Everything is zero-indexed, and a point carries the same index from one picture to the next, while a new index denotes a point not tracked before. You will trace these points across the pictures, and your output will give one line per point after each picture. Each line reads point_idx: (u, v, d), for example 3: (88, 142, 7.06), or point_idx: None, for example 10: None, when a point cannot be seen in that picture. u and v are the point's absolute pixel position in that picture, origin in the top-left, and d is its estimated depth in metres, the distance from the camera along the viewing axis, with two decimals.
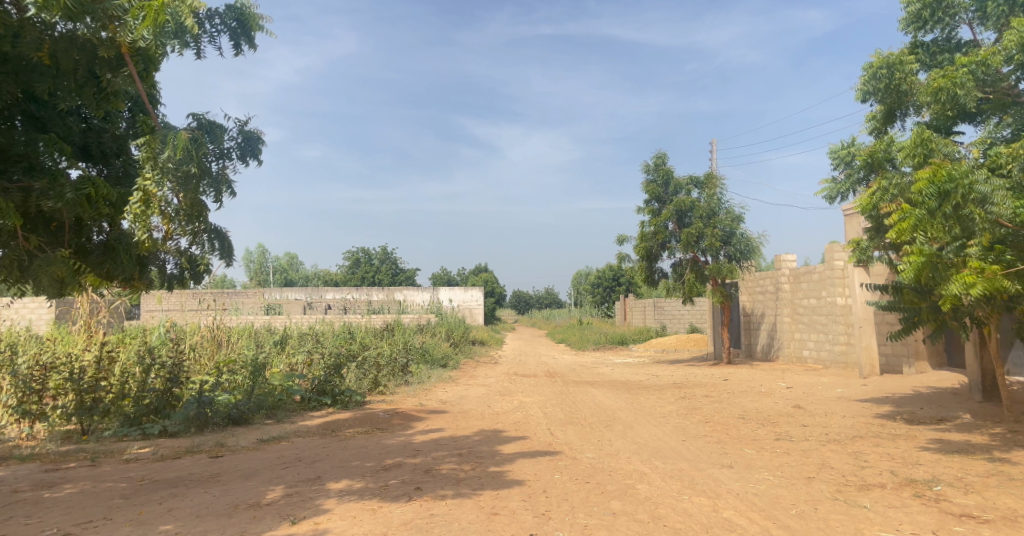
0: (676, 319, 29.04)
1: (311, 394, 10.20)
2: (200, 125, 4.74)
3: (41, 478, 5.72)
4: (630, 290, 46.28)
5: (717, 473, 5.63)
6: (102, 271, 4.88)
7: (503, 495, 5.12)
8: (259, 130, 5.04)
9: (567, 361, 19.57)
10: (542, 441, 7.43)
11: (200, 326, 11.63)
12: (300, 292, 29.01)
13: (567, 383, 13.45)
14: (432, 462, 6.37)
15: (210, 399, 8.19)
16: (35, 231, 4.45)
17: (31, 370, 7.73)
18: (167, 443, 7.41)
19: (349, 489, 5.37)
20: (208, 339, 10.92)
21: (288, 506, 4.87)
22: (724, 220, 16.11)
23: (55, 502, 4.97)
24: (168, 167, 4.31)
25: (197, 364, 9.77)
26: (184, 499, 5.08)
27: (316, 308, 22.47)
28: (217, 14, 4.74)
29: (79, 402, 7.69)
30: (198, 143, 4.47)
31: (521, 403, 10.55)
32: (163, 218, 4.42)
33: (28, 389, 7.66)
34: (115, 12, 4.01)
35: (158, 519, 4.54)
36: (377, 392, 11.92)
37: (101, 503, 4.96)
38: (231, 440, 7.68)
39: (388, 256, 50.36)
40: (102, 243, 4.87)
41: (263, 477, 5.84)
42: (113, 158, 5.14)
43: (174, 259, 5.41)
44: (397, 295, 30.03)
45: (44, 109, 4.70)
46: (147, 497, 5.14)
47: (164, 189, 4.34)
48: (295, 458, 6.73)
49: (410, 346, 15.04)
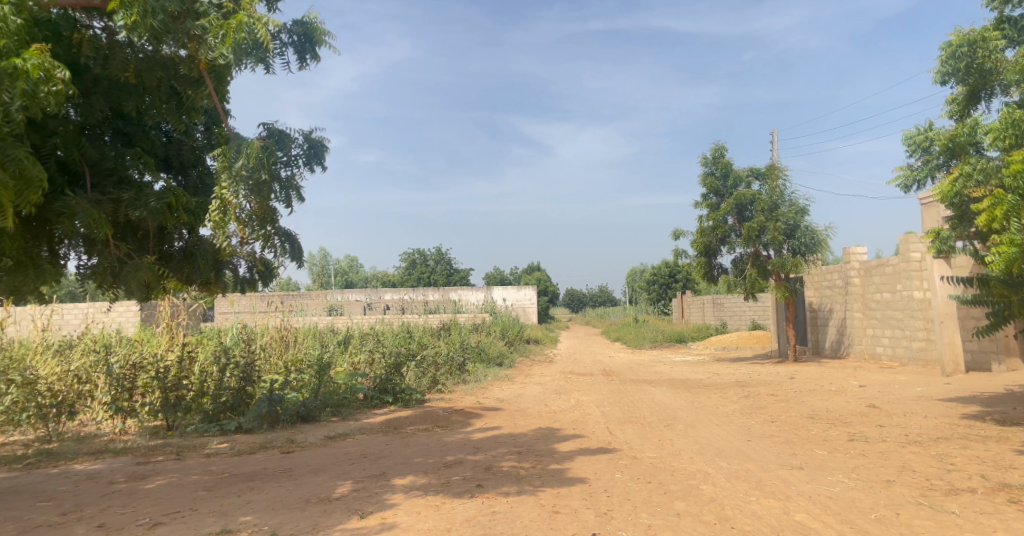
0: (737, 316, 28.28)
1: (373, 392, 10.50)
2: (271, 133, 4.93)
3: (134, 470, 6.12)
4: (688, 287, 45.30)
5: (787, 475, 5.44)
6: (182, 276, 5.30)
7: (564, 493, 5.11)
8: (324, 137, 5.22)
9: (624, 359, 19.22)
10: (600, 440, 7.37)
11: (269, 327, 12.11)
12: (359, 293, 29.69)
13: (624, 382, 13.27)
14: (492, 460, 6.44)
15: (280, 397, 8.58)
16: (125, 240, 4.82)
17: (123, 370, 8.23)
18: (242, 439, 7.77)
19: (413, 485, 5.50)
20: (276, 340, 11.37)
21: (356, 501, 5.03)
22: (786, 213, 15.48)
23: (146, 494, 5.29)
24: (242, 175, 4.55)
25: (268, 362, 10.31)
26: (261, 492, 5.33)
27: (374, 308, 23.01)
28: (285, 30, 4.89)
29: (164, 399, 8.18)
30: (267, 151, 4.65)
31: (578, 402, 10.51)
32: (239, 224, 4.68)
33: (120, 387, 8.18)
34: (196, 31, 4.23)
35: (238, 510, 4.78)
36: (435, 390, 12.12)
37: (187, 495, 5.26)
38: (300, 436, 7.99)
39: (442, 256, 51.08)
40: (182, 249, 5.29)
41: (332, 473, 6.05)
42: (191, 169, 5.50)
43: (246, 262, 5.70)
44: (451, 293, 30.44)
45: (131, 124, 5.01)
46: (227, 490, 5.42)
47: (239, 196, 4.60)
48: (360, 454, 6.93)
49: (466, 345, 15.22)
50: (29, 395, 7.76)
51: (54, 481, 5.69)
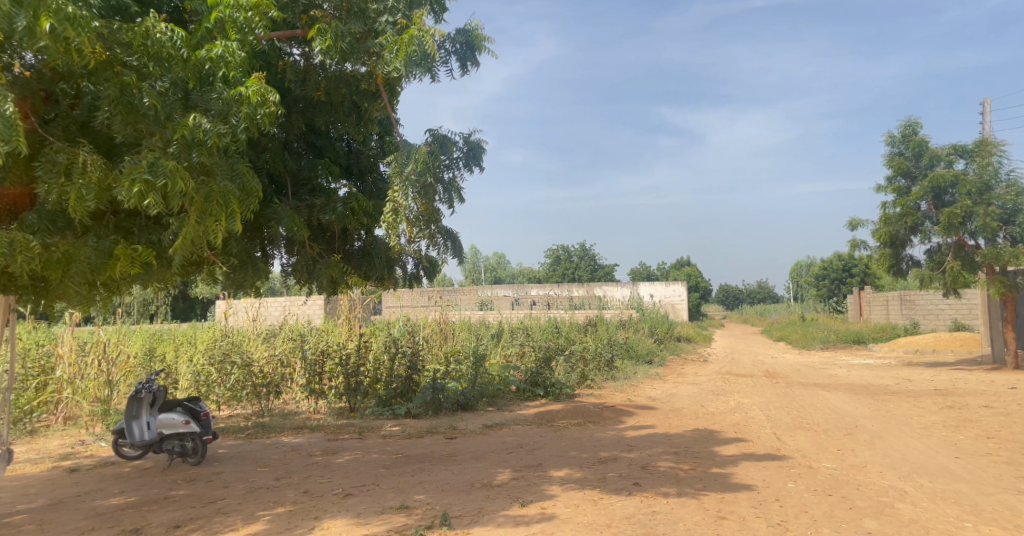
0: (930, 315, 24.87)
1: (525, 385, 10.79)
2: (435, 139, 5.14)
3: (326, 446, 6.91)
4: (866, 283, 40.73)
5: (1009, 501, 4.68)
6: (361, 272, 5.85)
7: (731, 499, 4.85)
8: (481, 139, 5.37)
9: (789, 361, 17.77)
10: (768, 445, 6.89)
11: (430, 320, 12.94)
12: (507, 288, 30.65)
13: (791, 385, 12.28)
14: (649, 458, 6.31)
15: (442, 385, 9.17)
16: (316, 240, 5.46)
17: (315, 356, 9.36)
18: (411, 423, 8.42)
19: (571, 477, 5.57)
20: (437, 332, 12.13)
21: (517, 489, 5.20)
22: (1001, 195, 13.29)
23: (337, 467, 5.93)
24: (412, 178, 4.88)
25: (431, 353, 11.05)
26: (430, 473, 5.72)
27: (522, 303, 23.60)
28: (450, 40, 5.16)
29: (346, 383, 9.13)
30: (433, 156, 4.95)
31: (739, 404, 9.93)
32: (408, 224, 4.91)
33: (313, 371, 9.25)
34: (375, 49, 4.62)
35: (413, 489, 5.18)
36: (585, 386, 12.14)
37: (369, 471, 5.81)
38: (461, 423, 8.46)
39: (587, 252, 51.04)
40: (360, 248, 5.84)
41: (492, 460, 6.32)
42: (367, 175, 6.02)
43: (413, 260, 6.15)
44: (596, 290, 30.27)
45: (321, 138, 5.62)
46: (402, 469, 5.90)
47: (408, 199, 4.89)
48: (517, 444, 7.17)
49: (615, 342, 15.05)
50: (247, 375, 9.06)
51: (268, 450, 6.62)
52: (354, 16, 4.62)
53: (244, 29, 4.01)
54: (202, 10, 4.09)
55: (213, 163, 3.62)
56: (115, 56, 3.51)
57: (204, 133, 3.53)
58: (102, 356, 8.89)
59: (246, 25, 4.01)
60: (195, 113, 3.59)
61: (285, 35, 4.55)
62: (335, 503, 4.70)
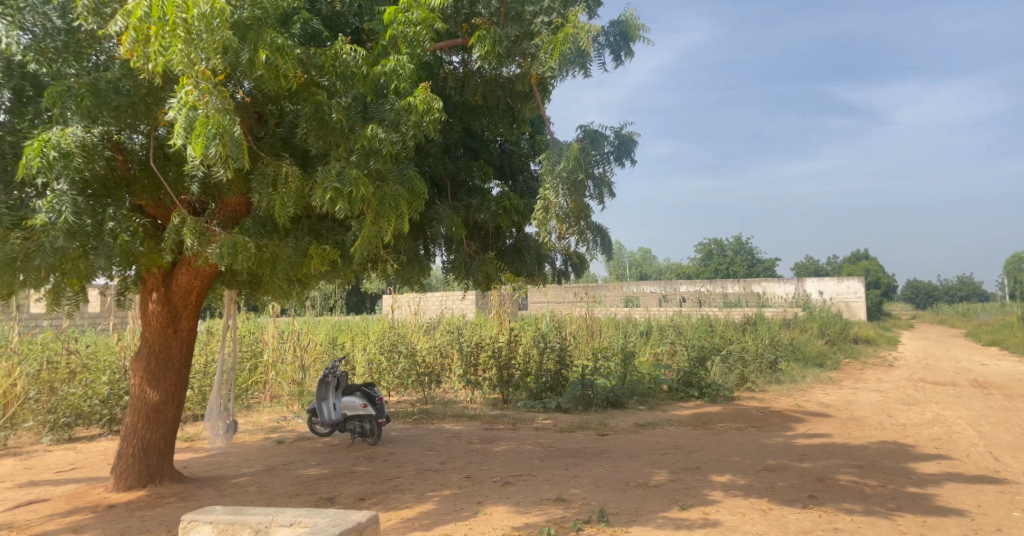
0: None
1: (678, 384, 10.38)
2: (586, 135, 5.06)
3: (484, 435, 7.23)
4: None
5: None
6: (512, 269, 5.96)
7: (931, 524, 4.28)
8: (633, 132, 5.21)
9: (1000, 370, 15.22)
10: (977, 466, 5.97)
11: (577, 316, 12.97)
12: (655, 285, 29.81)
13: (1003, 397, 10.51)
14: (826, 470, 5.77)
15: (592, 381, 9.19)
16: (472, 239, 5.72)
17: (471, 348, 9.87)
18: (563, 418, 8.52)
19: (735, 484, 5.27)
20: (586, 328, 12.14)
21: (676, 491, 5.04)
22: None
23: (495, 456, 6.18)
24: (562, 176, 4.80)
25: (579, 349, 11.10)
26: (585, 469, 5.75)
27: (672, 300, 22.78)
28: (605, 33, 5.09)
29: (499, 376, 9.46)
30: (584, 152, 4.87)
31: (935, 417, 8.71)
32: (558, 222, 4.88)
33: (469, 362, 9.74)
34: (531, 51, 4.71)
35: (569, 482, 5.23)
36: (745, 388, 11.42)
37: (525, 461, 5.98)
38: (613, 420, 8.39)
39: (743, 246, 47.98)
40: (512, 245, 6.00)
41: (647, 460, 6.19)
42: (517, 175, 6.14)
43: (562, 256, 6.20)
44: (755, 286, 28.33)
45: (477, 141, 5.87)
46: (557, 462, 5.99)
47: (559, 197, 4.83)
48: (673, 445, 6.95)
49: (778, 343, 13.97)
50: (412, 364, 9.78)
51: (431, 435, 7.09)
52: (512, 20, 4.81)
53: (412, 43, 4.34)
54: (378, 28, 4.48)
55: (387, 169, 3.94)
56: (310, 78, 3.96)
57: (381, 143, 3.85)
58: (296, 343, 10.20)
59: (414, 39, 4.33)
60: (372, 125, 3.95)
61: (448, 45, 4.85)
62: (496, 490, 4.90)
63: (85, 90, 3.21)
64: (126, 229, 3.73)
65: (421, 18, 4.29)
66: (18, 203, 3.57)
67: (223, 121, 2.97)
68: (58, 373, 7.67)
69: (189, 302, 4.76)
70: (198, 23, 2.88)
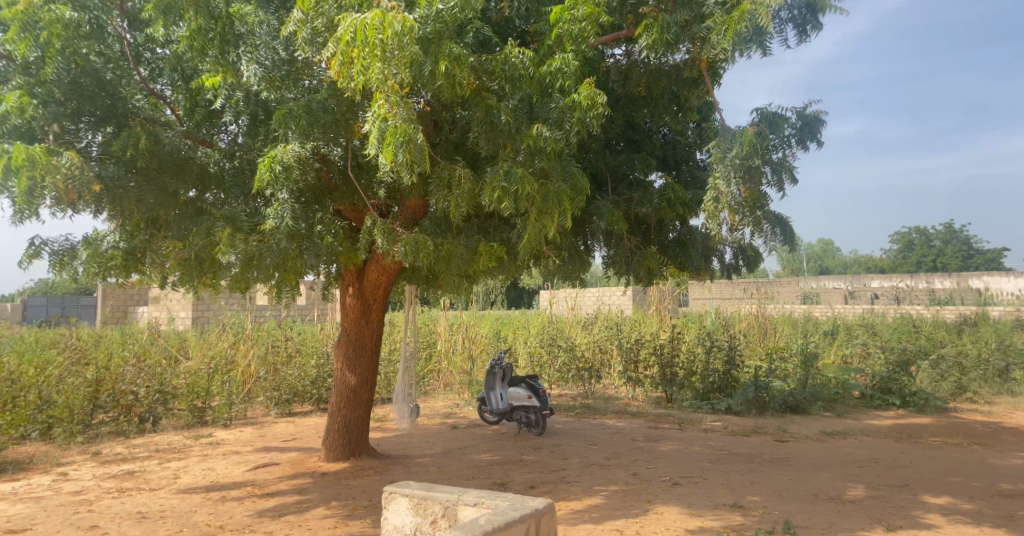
0: None
1: (874, 391, 9.30)
2: (763, 117, 4.64)
3: (649, 433, 7.08)
4: None
5: None
6: (677, 263, 5.78)
7: None
8: (819, 111, 4.70)
9: None
10: None
11: (747, 313, 12.09)
12: (840, 279, 26.90)
13: None
14: None
15: (767, 384, 8.57)
16: (633, 233, 5.61)
17: (630, 344, 9.67)
18: (735, 420, 8.06)
19: (952, 508, 4.60)
20: (759, 326, 11.30)
21: (876, 510, 4.52)
22: None
23: (663, 455, 6.02)
24: (735, 164, 4.46)
25: (749, 349, 10.44)
26: (764, 476, 5.38)
27: (861, 296, 20.39)
28: (787, 7, 4.61)
29: (662, 374, 9.18)
30: (761, 136, 4.48)
31: None
32: (730, 212, 4.58)
33: (629, 358, 9.59)
34: (701, 33, 4.48)
35: (746, 489, 4.94)
36: (961, 399, 9.86)
37: (696, 463, 5.75)
38: (794, 427, 7.75)
39: (953, 235, 41.53)
40: (676, 239, 5.79)
41: (837, 472, 5.62)
42: (683, 165, 5.91)
43: (731, 250, 5.85)
44: (970, 280, 24.33)
45: (640, 133, 5.74)
46: (731, 467, 5.68)
47: (731, 186, 4.52)
48: (868, 458, 6.24)
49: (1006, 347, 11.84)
50: (572, 358, 9.86)
51: (595, 430, 7.11)
52: (681, 4, 4.62)
53: (578, 39, 4.35)
54: (545, 28, 4.58)
55: (551, 166, 4.00)
56: (481, 83, 4.16)
57: (545, 141, 3.91)
58: (464, 335, 10.81)
59: (580, 35, 4.35)
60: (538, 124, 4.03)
61: (613, 38, 4.81)
62: (666, 490, 4.78)
63: (302, 110, 3.68)
64: (329, 231, 4.24)
65: (586, 14, 4.30)
66: (252, 211, 4.23)
67: (409, 130, 3.24)
68: (277, 355, 8.94)
69: (377, 296, 5.28)
70: (393, 42, 3.15)
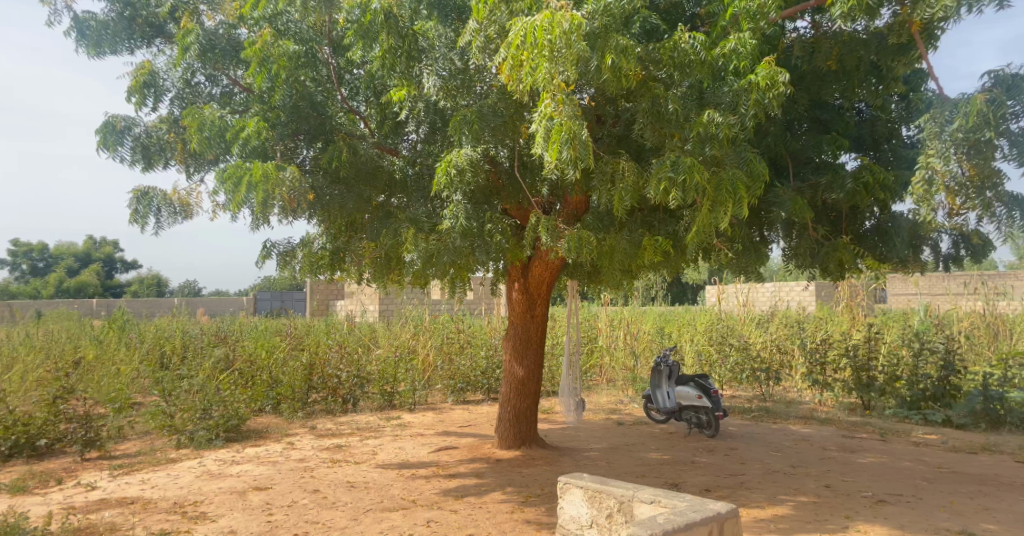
0: None
1: None
2: (999, 80, 3.96)
3: (844, 442, 6.41)
4: None
5: None
6: (876, 254, 5.16)
7: None
8: None
9: None
10: None
11: (965, 311, 10.34)
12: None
13: None
14: None
15: (1001, 394, 7.24)
16: (820, 223, 5.12)
17: (815, 344, 8.80)
18: (954, 435, 6.98)
19: None
20: (985, 327, 9.63)
21: None
22: None
23: (862, 468, 5.42)
24: (958, 137, 3.82)
25: (971, 354, 9.06)
26: (999, 501, 4.59)
27: None
28: None
29: (856, 378, 8.25)
30: (995, 104, 3.78)
31: None
32: (949, 195, 3.93)
33: (814, 360, 8.72)
34: None
35: (977, 515, 4.26)
36: None
37: (907, 480, 5.09)
38: None
39: None
40: (874, 227, 5.18)
41: None
42: (884, 143, 5.24)
43: (949, 237, 5.05)
44: None
45: (828, 112, 5.20)
46: (952, 487, 4.93)
47: (950, 164, 3.88)
48: None
49: None
50: (745, 358, 9.24)
51: (778, 436, 6.60)
52: None
53: (757, 16, 4.05)
54: (719, 9, 4.36)
55: (723, 153, 3.77)
56: (648, 74, 4.06)
57: (716, 128, 3.71)
58: (626, 332, 10.69)
59: (759, 12, 4.04)
60: (709, 110, 3.83)
61: (797, 10, 4.40)
62: (870, 507, 4.30)
63: (474, 116, 3.90)
64: (498, 229, 4.43)
65: None
66: (432, 212, 4.56)
67: (574, 127, 3.26)
68: (450, 346, 9.60)
69: (542, 291, 5.41)
70: (561, 41, 3.20)
